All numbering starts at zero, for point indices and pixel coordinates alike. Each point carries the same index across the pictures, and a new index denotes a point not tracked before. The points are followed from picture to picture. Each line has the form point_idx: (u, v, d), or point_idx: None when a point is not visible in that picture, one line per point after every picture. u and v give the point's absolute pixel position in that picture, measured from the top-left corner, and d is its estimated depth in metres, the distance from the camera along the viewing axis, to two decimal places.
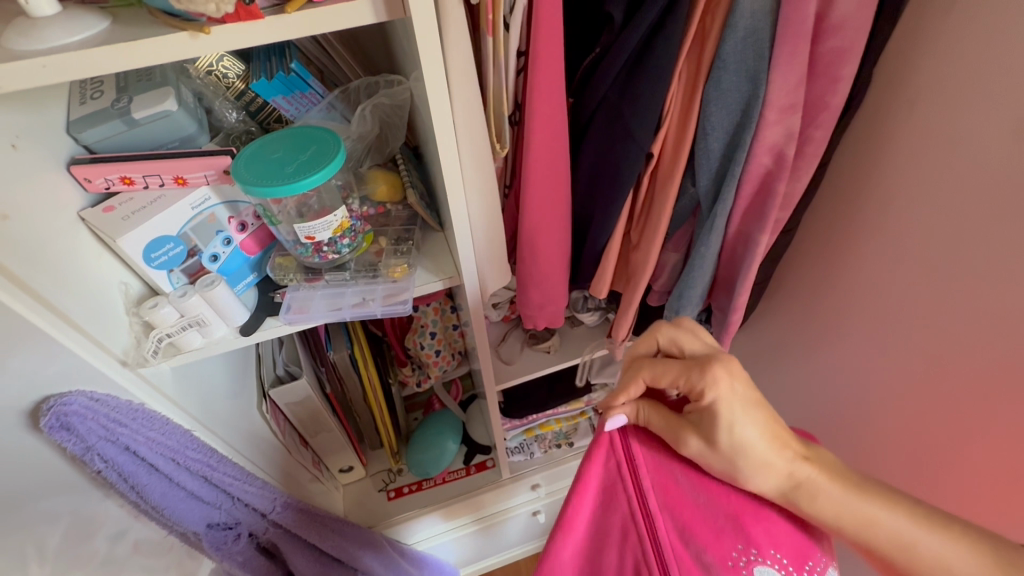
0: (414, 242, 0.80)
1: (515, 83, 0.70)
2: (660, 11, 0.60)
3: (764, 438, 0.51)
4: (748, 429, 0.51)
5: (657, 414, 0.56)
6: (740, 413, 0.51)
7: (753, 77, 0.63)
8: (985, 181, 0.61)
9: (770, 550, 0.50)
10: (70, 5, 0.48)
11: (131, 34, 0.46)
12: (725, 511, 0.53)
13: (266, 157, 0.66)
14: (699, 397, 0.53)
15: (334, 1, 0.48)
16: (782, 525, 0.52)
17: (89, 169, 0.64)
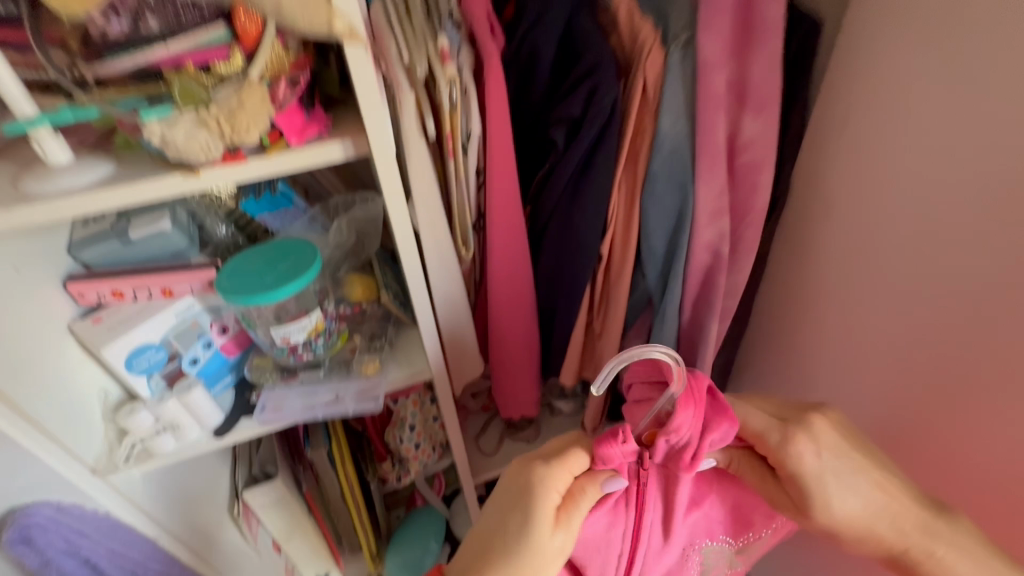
0: (387, 339, 0.85)
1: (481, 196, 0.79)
2: (594, 138, 0.70)
3: (861, 500, 0.51)
4: (852, 504, 0.51)
5: (752, 475, 0.57)
6: (831, 478, 0.52)
7: (682, 187, 0.72)
8: (897, 274, 0.67)
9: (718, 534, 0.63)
10: (82, 153, 0.57)
11: (131, 177, 0.54)
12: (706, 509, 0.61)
13: (246, 269, 0.72)
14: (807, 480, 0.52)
15: (312, 143, 0.56)
16: (747, 521, 0.62)
17: (84, 285, 0.70)
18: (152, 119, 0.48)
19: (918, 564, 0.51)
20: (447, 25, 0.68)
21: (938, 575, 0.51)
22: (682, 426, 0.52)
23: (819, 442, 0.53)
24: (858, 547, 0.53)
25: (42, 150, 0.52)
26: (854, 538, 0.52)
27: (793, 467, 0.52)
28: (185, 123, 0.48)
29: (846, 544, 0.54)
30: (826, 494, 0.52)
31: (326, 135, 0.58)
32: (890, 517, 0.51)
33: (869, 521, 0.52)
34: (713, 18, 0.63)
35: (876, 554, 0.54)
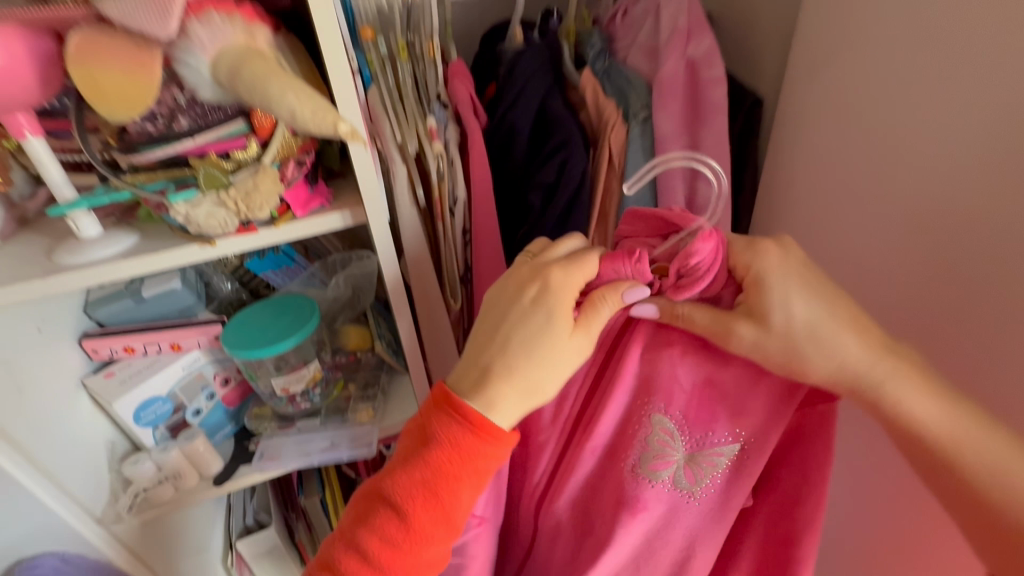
0: (380, 387, 0.90)
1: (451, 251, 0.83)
2: (567, 202, 0.78)
3: (815, 312, 0.50)
4: (807, 313, 0.50)
5: (704, 313, 0.53)
6: (793, 288, 0.50)
7: None
8: None
9: (676, 410, 0.56)
10: (109, 226, 0.63)
11: (154, 247, 0.61)
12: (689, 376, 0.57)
13: (251, 324, 0.78)
14: (761, 288, 0.51)
15: (314, 213, 0.64)
16: (730, 403, 0.56)
17: (98, 342, 0.75)
18: (178, 202, 0.55)
19: (880, 401, 0.49)
20: (435, 108, 0.79)
21: (899, 405, 0.49)
22: (698, 250, 0.51)
23: (785, 252, 0.52)
24: (807, 364, 0.50)
25: (74, 226, 0.60)
26: (800, 354, 0.50)
27: (756, 276, 0.51)
28: (207, 203, 0.56)
29: (792, 370, 0.51)
30: (774, 298, 0.50)
31: (328, 207, 0.65)
32: (843, 332, 0.50)
33: (819, 329, 0.49)
34: (665, 101, 0.74)
35: (824, 379, 0.50)
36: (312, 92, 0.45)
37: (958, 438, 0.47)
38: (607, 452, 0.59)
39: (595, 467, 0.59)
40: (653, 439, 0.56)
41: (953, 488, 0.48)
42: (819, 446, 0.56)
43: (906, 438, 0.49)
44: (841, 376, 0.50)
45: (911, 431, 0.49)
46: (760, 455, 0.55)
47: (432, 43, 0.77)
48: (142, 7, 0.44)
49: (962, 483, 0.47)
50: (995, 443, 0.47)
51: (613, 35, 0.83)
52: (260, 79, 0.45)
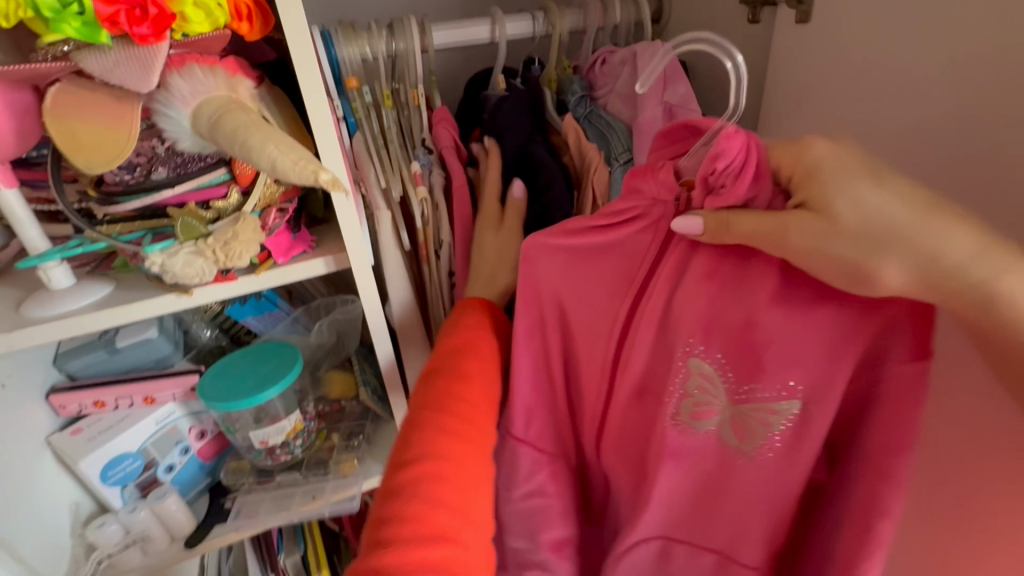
0: (365, 436, 0.87)
1: (437, 294, 0.81)
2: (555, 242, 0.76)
3: (891, 195, 0.40)
4: (885, 200, 0.40)
5: (753, 221, 0.45)
6: (854, 177, 0.41)
7: None
8: None
9: (716, 351, 0.52)
10: (82, 276, 0.61)
11: (129, 297, 0.59)
12: (727, 318, 0.51)
13: (231, 373, 0.75)
14: (821, 182, 0.42)
15: (293, 260, 0.63)
16: (783, 344, 0.48)
17: (66, 396, 0.72)
18: (155, 251, 0.53)
19: (980, 298, 0.40)
20: (419, 153, 0.79)
21: (1001, 299, 0.40)
22: (717, 154, 0.46)
23: (839, 145, 0.43)
24: (889, 269, 0.40)
25: (46, 276, 0.57)
26: (880, 259, 0.40)
27: (811, 170, 0.43)
28: (184, 253, 0.53)
29: (863, 272, 0.41)
30: (838, 192, 0.41)
31: (311, 252, 0.65)
32: (930, 222, 0.39)
33: (892, 224, 0.40)
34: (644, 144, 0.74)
35: (908, 287, 0.41)
36: (291, 142, 0.45)
37: None
38: (644, 393, 0.58)
39: (634, 414, 0.60)
40: (690, 388, 0.53)
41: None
42: (903, 404, 0.46)
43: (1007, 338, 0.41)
44: (936, 280, 0.40)
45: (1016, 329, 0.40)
46: (823, 407, 0.49)
47: (416, 90, 0.79)
48: (127, 58, 0.44)
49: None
50: None
51: (593, 83, 0.84)
52: (240, 130, 0.45)
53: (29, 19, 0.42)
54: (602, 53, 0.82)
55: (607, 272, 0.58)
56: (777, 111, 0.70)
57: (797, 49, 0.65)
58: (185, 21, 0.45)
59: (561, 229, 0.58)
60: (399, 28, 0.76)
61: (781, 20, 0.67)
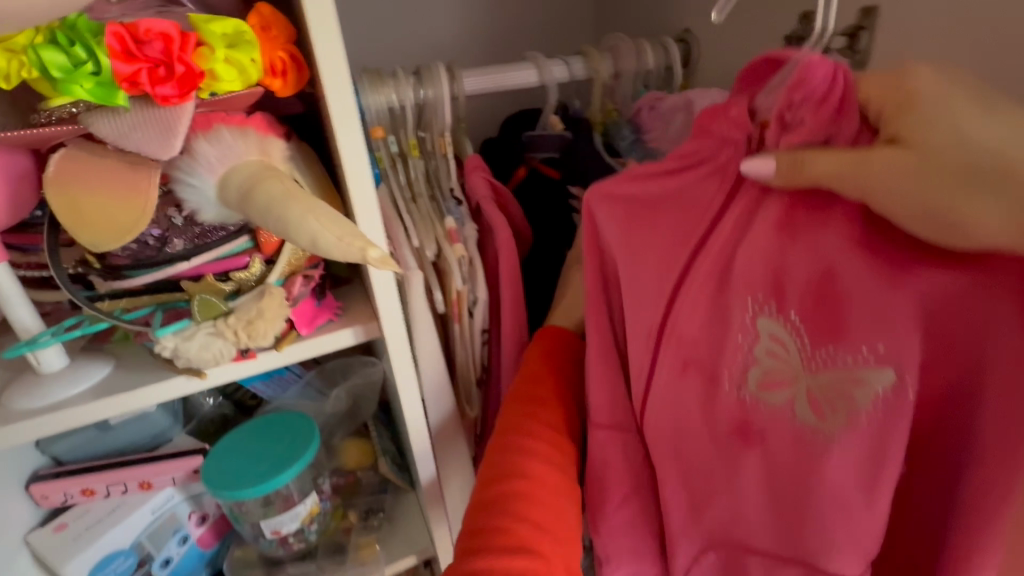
0: (385, 514, 0.79)
1: (467, 354, 0.75)
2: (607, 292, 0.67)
3: (1002, 127, 0.34)
4: (995, 132, 0.34)
5: (827, 156, 0.39)
6: (956, 104, 0.35)
7: None
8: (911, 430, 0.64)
9: (790, 312, 0.45)
10: (74, 355, 0.53)
11: (131, 380, 0.52)
12: (802, 273, 0.44)
13: (240, 453, 0.67)
14: (914, 108, 0.36)
15: (318, 332, 0.56)
16: (867, 302, 0.41)
17: (49, 486, 0.63)
18: (167, 334, 0.46)
19: None
20: (450, 204, 0.73)
21: None
22: (806, 70, 0.40)
23: (949, 75, 0.37)
24: (990, 210, 0.33)
25: (34, 356, 0.49)
26: (982, 195, 0.33)
27: (907, 95, 0.37)
28: (201, 334, 0.46)
29: (954, 212, 0.34)
30: (934, 123, 0.35)
31: (336, 321, 0.58)
32: None
33: (999, 155, 0.33)
34: None
35: (1016, 237, 0.33)
36: (334, 215, 0.40)
37: None
38: (702, 367, 0.51)
39: (689, 397, 0.52)
40: (762, 354, 0.47)
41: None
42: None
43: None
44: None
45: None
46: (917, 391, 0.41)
47: (444, 138, 0.74)
48: (146, 121, 0.38)
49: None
50: None
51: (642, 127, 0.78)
52: (277, 201, 0.39)
53: (34, 80, 0.36)
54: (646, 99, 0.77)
55: (666, 228, 0.52)
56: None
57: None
58: (213, 79, 0.39)
59: (625, 175, 0.52)
60: (427, 75, 0.72)
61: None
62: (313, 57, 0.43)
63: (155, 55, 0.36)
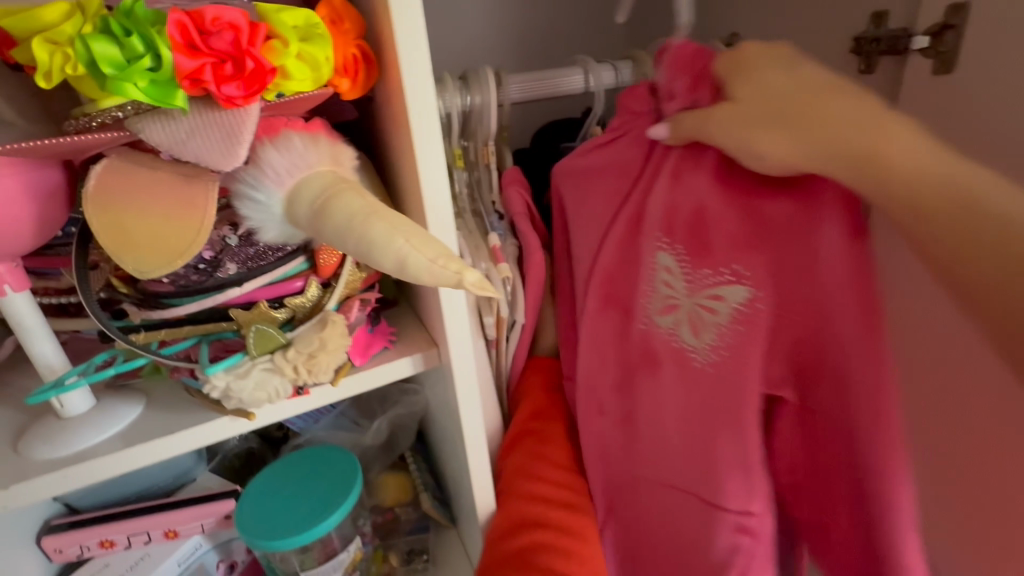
0: (429, 555, 0.72)
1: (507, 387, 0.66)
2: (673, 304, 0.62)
3: (795, 77, 0.41)
4: (794, 79, 0.41)
5: (691, 115, 0.47)
6: (769, 65, 0.43)
7: None
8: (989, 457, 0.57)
9: (678, 241, 0.51)
10: (100, 394, 0.47)
11: (166, 424, 0.45)
12: (687, 209, 0.50)
13: (276, 494, 0.60)
14: (743, 70, 0.45)
15: (374, 361, 0.51)
16: (729, 229, 0.48)
17: (63, 539, 0.56)
18: (216, 371, 0.40)
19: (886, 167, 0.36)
20: (491, 220, 0.68)
21: (900, 166, 0.36)
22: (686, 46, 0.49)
23: (773, 46, 0.45)
24: (784, 142, 0.40)
25: (58, 401, 0.43)
26: (772, 129, 0.41)
27: (738, 64, 0.45)
28: (257, 370, 0.40)
29: (760, 149, 0.42)
30: (756, 77, 0.43)
31: (392, 349, 0.52)
32: (841, 95, 0.39)
33: (802, 98, 0.40)
34: None
35: (807, 160, 0.40)
36: (425, 233, 0.34)
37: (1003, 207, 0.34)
38: (617, 302, 0.56)
39: (608, 337, 0.57)
40: (659, 281, 0.52)
41: (979, 272, 0.35)
42: (845, 307, 0.43)
43: (933, 214, 0.36)
44: (822, 149, 0.39)
45: (931, 210, 0.36)
46: (779, 315, 0.47)
47: (488, 148, 0.69)
48: (208, 125, 0.33)
49: (994, 245, 0.34)
50: None
51: None
52: (359, 218, 0.34)
53: (77, 78, 0.30)
54: None
55: (597, 189, 0.57)
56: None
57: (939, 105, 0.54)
58: (283, 78, 0.34)
59: (585, 146, 0.57)
60: (475, 80, 0.66)
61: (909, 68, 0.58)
62: (392, 52, 0.37)
63: (225, 48, 0.31)
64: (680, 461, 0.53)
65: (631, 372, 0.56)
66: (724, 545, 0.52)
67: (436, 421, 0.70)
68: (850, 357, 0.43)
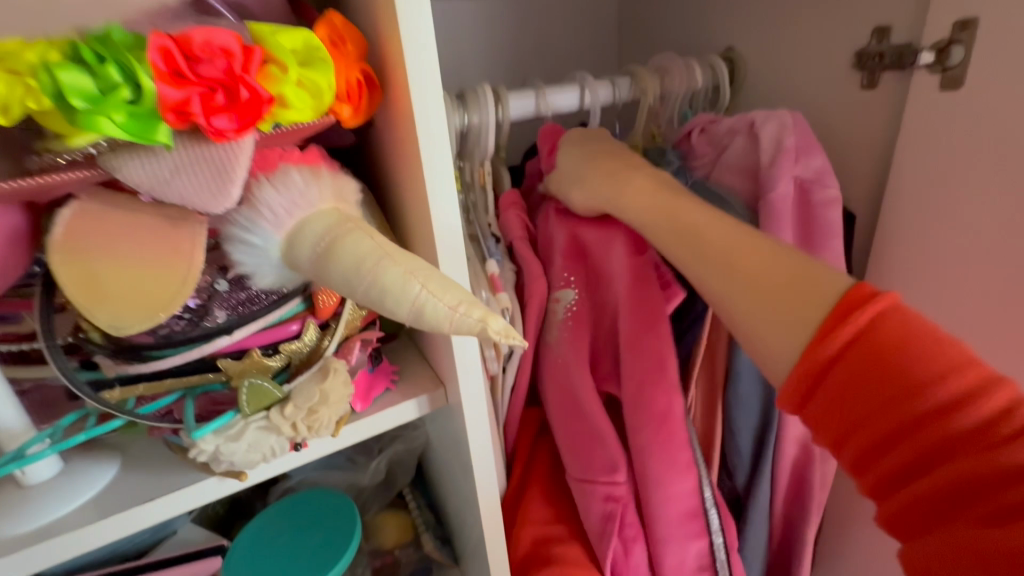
0: None
1: (509, 424, 0.61)
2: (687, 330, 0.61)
3: (588, 152, 0.57)
4: (583, 154, 0.57)
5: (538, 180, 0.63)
6: (577, 143, 0.59)
7: (767, 380, 0.61)
8: None
9: (534, 262, 0.60)
10: (70, 456, 0.42)
11: (144, 489, 0.41)
12: (543, 239, 0.61)
13: (268, 548, 0.55)
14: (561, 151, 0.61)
15: (376, 406, 0.47)
16: (565, 251, 0.58)
17: None
18: (205, 434, 0.35)
19: (637, 208, 0.50)
20: (488, 243, 0.63)
21: (646, 205, 0.49)
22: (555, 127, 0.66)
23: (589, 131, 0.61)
24: (582, 197, 0.55)
25: (20, 470, 0.39)
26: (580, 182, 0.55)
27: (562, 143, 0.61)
28: (251, 430, 0.36)
29: (570, 201, 0.56)
30: (568, 152, 0.58)
31: (394, 391, 0.49)
32: (611, 163, 0.54)
33: (583, 169, 0.55)
34: (776, 225, 0.61)
35: (596, 205, 0.54)
36: (442, 276, 0.31)
37: (719, 232, 0.46)
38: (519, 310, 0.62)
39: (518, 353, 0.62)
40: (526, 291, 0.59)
41: (711, 285, 0.46)
42: (640, 306, 0.53)
43: (685, 243, 0.47)
44: (611, 193, 0.52)
45: (677, 236, 0.47)
46: (600, 319, 0.57)
47: (484, 169, 0.66)
48: (195, 163, 0.29)
49: (717, 262, 0.45)
50: (749, 244, 0.44)
51: (689, 153, 0.72)
52: (369, 261, 0.30)
53: (41, 112, 0.26)
54: (700, 121, 0.71)
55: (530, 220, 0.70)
56: (919, 197, 0.58)
57: (944, 122, 0.54)
58: (281, 107, 0.31)
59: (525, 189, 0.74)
60: (471, 100, 0.63)
61: (913, 84, 0.56)
62: (400, 78, 0.35)
63: (216, 75, 0.27)
64: (567, 446, 0.57)
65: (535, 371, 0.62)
66: (598, 514, 0.55)
67: (436, 456, 0.66)
68: (638, 347, 0.53)
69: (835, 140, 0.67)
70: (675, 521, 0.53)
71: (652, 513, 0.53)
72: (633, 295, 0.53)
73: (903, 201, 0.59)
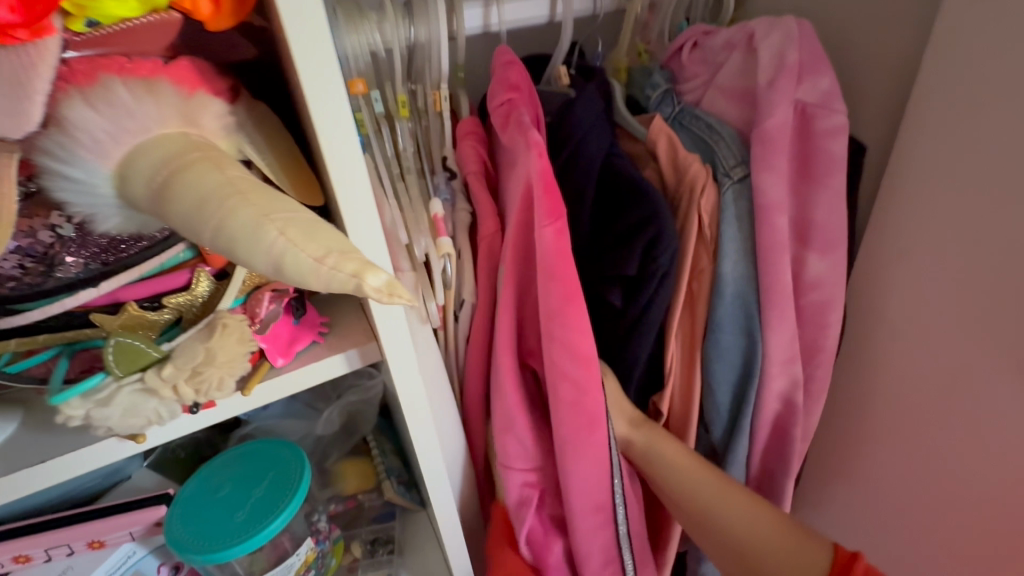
0: (395, 545, 0.68)
1: (471, 375, 0.58)
2: (658, 282, 0.54)
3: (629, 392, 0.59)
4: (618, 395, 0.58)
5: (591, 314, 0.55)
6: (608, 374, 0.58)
7: (749, 332, 0.56)
8: (972, 418, 0.51)
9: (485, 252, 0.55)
10: None
11: (41, 447, 0.38)
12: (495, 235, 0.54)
13: (210, 501, 0.54)
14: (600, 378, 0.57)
15: (298, 361, 0.42)
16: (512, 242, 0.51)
17: None
18: (71, 399, 0.31)
19: (701, 519, 0.56)
20: (439, 178, 0.58)
21: (698, 514, 0.55)
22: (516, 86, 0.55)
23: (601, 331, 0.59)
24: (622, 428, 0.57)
25: None
26: (621, 419, 0.57)
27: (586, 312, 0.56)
28: (124, 394, 0.32)
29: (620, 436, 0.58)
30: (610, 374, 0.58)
31: (322, 345, 0.44)
32: (636, 421, 0.58)
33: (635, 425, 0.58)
34: (771, 157, 0.52)
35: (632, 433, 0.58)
36: (309, 221, 0.25)
37: (732, 526, 0.54)
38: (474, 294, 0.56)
39: (467, 339, 0.57)
40: (460, 275, 0.55)
41: (713, 553, 0.56)
42: (567, 309, 0.48)
43: (689, 521, 0.57)
44: (657, 469, 0.57)
45: (704, 516, 0.55)
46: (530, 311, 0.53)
47: (438, 92, 0.57)
48: None
49: (723, 544, 0.55)
50: (752, 522, 0.54)
51: (679, 74, 0.63)
52: (213, 204, 0.24)
53: None
54: (694, 33, 0.62)
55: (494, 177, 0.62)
56: (945, 121, 0.48)
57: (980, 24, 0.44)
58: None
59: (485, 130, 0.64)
60: (419, 8, 0.54)
61: None
62: None
63: None
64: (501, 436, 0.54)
65: (479, 350, 0.57)
66: (515, 494, 0.56)
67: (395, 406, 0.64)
68: (563, 351, 0.49)
69: (850, 54, 0.57)
70: (588, 511, 0.53)
71: (569, 507, 0.54)
72: (562, 289, 0.48)
73: (924, 126, 0.50)
